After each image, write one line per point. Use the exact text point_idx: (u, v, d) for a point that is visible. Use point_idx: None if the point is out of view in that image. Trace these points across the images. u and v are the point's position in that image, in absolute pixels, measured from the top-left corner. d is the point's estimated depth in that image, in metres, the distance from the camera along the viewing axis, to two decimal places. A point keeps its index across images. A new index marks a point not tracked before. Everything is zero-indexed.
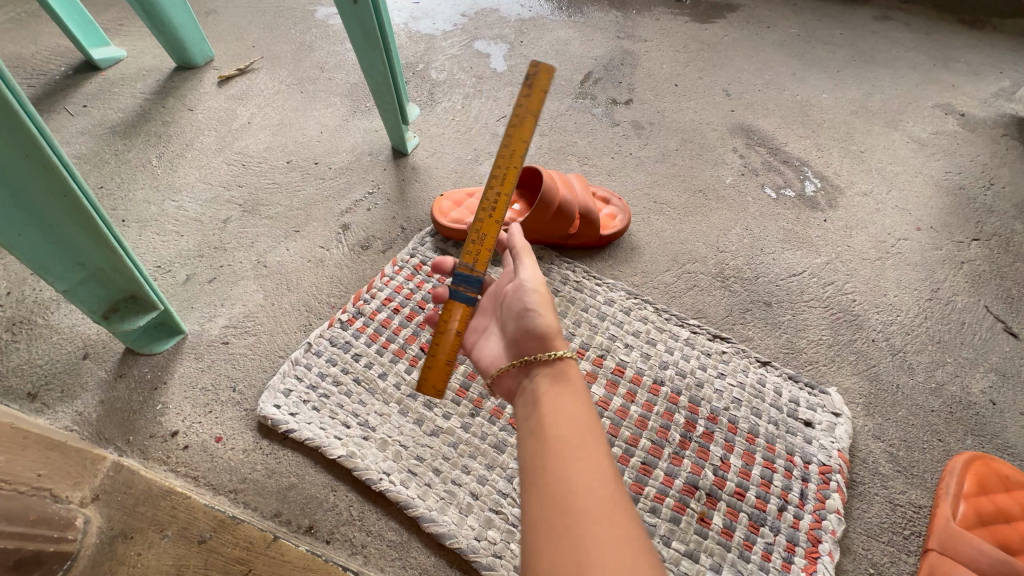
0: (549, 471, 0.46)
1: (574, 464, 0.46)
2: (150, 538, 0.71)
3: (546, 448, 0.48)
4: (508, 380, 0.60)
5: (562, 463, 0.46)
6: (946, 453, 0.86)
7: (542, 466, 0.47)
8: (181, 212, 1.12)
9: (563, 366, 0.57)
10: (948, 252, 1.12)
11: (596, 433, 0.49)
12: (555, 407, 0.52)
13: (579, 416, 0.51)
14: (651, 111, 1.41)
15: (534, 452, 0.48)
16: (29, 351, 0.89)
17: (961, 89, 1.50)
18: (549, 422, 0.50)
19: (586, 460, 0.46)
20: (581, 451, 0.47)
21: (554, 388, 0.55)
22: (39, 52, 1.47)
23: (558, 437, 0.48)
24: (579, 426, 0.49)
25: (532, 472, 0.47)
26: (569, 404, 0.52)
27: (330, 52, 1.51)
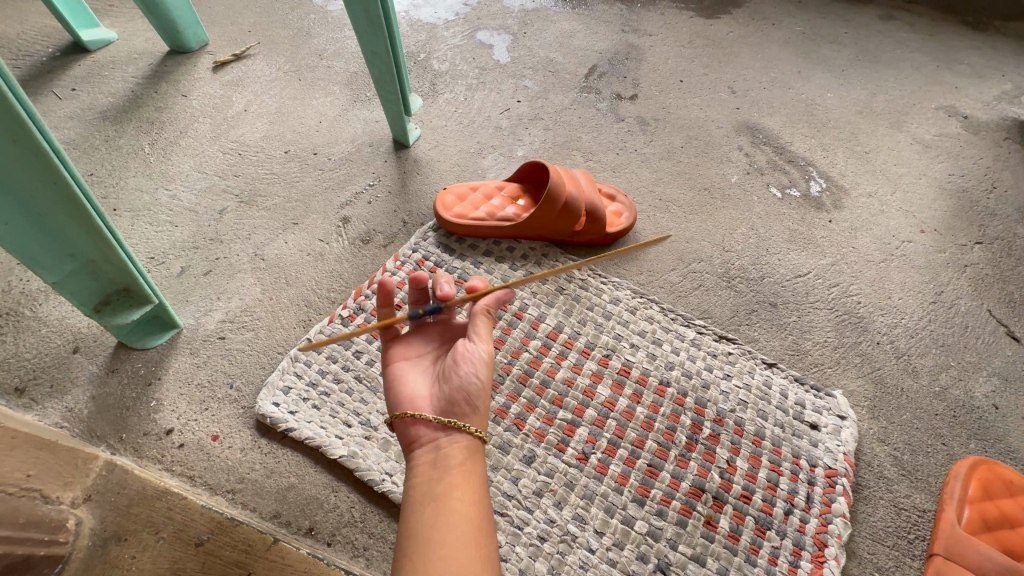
0: (435, 551, 0.48)
1: (462, 551, 0.48)
2: (144, 540, 0.69)
3: (441, 524, 0.50)
4: (417, 427, 0.59)
5: (451, 545, 0.49)
6: (950, 457, 0.86)
7: (424, 540, 0.49)
8: (175, 202, 1.09)
9: (478, 441, 0.59)
10: (952, 255, 1.12)
11: (480, 514, 0.52)
12: (463, 481, 0.54)
13: (480, 499, 0.53)
14: (657, 107, 1.39)
15: (427, 523, 0.50)
16: (16, 344, 0.86)
17: (964, 92, 1.49)
18: (453, 494, 0.53)
19: (474, 551, 0.49)
20: (473, 540, 0.50)
21: (467, 460, 0.56)
22: (25, 32, 1.42)
23: (447, 513, 0.51)
24: (468, 505, 0.52)
25: (419, 543, 0.49)
26: (465, 478, 0.55)
27: (329, 39, 1.47)
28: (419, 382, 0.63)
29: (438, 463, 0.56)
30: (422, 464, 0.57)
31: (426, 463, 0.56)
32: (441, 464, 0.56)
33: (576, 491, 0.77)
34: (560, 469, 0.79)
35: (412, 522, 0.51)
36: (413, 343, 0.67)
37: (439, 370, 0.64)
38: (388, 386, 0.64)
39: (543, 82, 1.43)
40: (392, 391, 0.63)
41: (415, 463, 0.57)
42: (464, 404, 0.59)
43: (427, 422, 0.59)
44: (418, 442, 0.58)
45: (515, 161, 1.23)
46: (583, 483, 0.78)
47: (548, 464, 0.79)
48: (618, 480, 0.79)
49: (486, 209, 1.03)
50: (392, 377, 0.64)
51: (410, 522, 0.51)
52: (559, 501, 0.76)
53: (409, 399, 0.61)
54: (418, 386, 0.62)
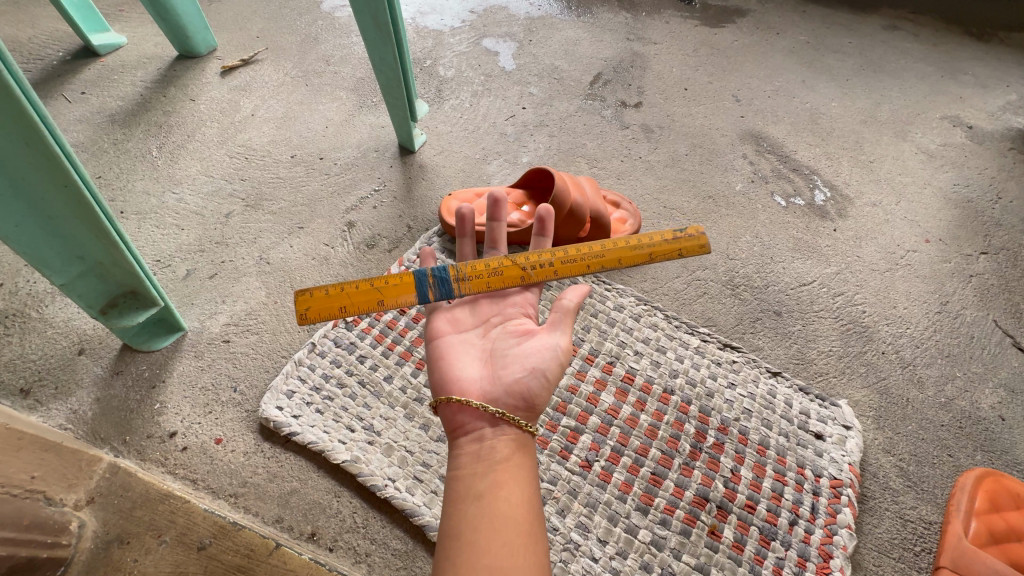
0: (483, 550, 0.47)
1: (509, 551, 0.47)
2: (147, 543, 0.69)
3: (486, 525, 0.49)
4: (465, 414, 0.57)
5: (498, 544, 0.47)
6: (956, 468, 0.85)
7: (469, 543, 0.48)
8: (181, 206, 1.09)
9: (527, 438, 0.58)
10: (957, 265, 1.12)
11: (528, 516, 0.51)
12: (508, 479, 0.53)
13: (526, 496, 0.52)
14: (661, 115, 1.40)
15: (472, 522, 0.49)
16: (21, 345, 0.86)
17: (969, 102, 1.49)
18: (499, 491, 0.52)
19: (524, 548, 0.48)
20: (522, 539, 0.49)
21: (513, 456, 0.55)
22: (36, 36, 1.43)
23: (494, 517, 0.49)
24: (516, 507, 0.51)
25: (462, 543, 0.48)
26: (511, 480, 0.53)
27: (336, 45, 1.48)
28: (470, 361, 0.62)
29: (482, 457, 0.55)
30: (465, 455, 0.56)
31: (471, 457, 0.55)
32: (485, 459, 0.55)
33: (580, 498, 0.77)
34: (564, 476, 0.79)
35: (456, 520, 0.50)
36: (461, 321, 0.66)
37: (493, 352, 0.62)
38: (433, 359, 0.63)
39: (548, 89, 1.43)
40: (439, 366, 0.62)
41: (459, 454, 0.56)
42: (518, 394, 0.58)
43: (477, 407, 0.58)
44: (463, 430, 0.57)
45: (520, 167, 1.24)
46: (587, 490, 0.78)
47: (552, 471, 0.79)
48: (622, 488, 0.78)
49: (491, 215, 1.03)
50: (439, 353, 0.63)
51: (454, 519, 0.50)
52: (562, 509, 0.76)
53: (461, 380, 0.60)
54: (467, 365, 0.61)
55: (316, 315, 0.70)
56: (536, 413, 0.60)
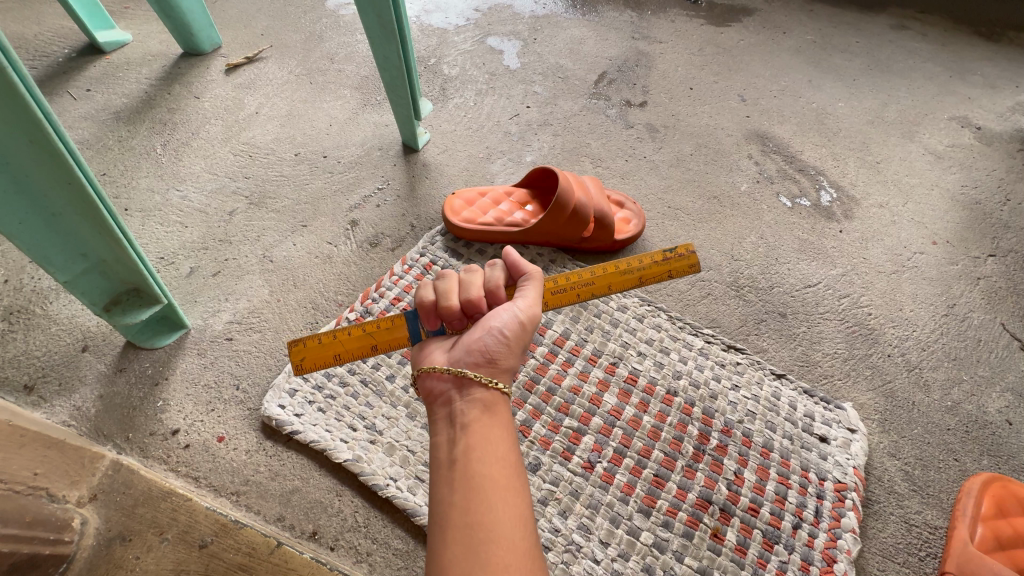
0: (471, 504, 0.44)
1: (498, 501, 0.44)
2: (149, 541, 0.69)
3: (465, 487, 0.45)
4: (431, 381, 0.55)
5: (489, 512, 0.43)
6: (963, 473, 0.84)
7: (455, 508, 0.44)
8: (185, 203, 1.09)
9: (498, 396, 0.52)
10: (964, 267, 1.11)
11: (509, 466, 0.47)
12: (484, 437, 0.48)
13: (505, 451, 0.48)
14: (666, 114, 1.39)
15: (451, 489, 0.45)
16: (26, 342, 0.86)
17: (978, 102, 1.48)
18: (476, 458, 0.47)
19: (511, 492, 0.45)
20: (508, 483, 0.45)
21: (486, 416, 0.50)
22: (42, 33, 1.43)
23: (473, 477, 0.45)
24: (494, 462, 0.46)
25: (449, 511, 0.44)
26: (486, 439, 0.48)
27: (341, 43, 1.48)
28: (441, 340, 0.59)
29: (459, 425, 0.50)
30: (439, 423, 0.52)
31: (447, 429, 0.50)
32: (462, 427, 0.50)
33: (582, 500, 0.77)
34: (566, 477, 0.78)
35: (436, 485, 0.46)
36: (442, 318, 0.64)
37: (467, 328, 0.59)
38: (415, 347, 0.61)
39: (553, 88, 1.43)
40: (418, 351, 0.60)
41: (434, 423, 0.52)
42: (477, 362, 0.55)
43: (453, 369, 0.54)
44: (432, 398, 0.54)
45: (524, 166, 1.23)
46: (588, 492, 0.77)
47: (553, 472, 0.79)
48: (624, 489, 0.78)
49: (495, 214, 1.03)
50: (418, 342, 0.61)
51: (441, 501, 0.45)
52: (564, 510, 0.76)
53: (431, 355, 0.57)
54: (441, 343, 0.58)
55: (313, 364, 0.70)
56: (505, 372, 0.54)
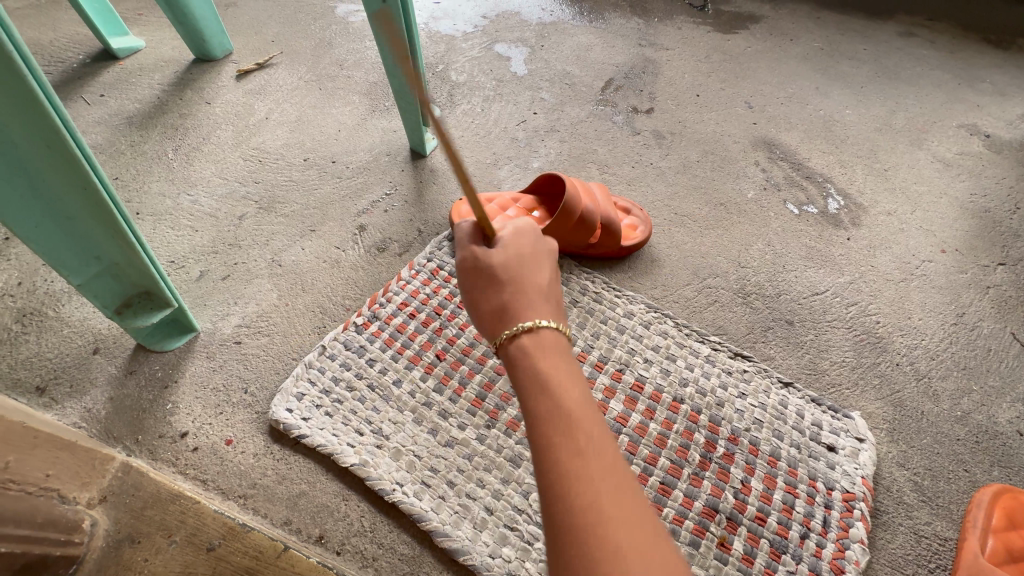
0: (582, 469, 0.41)
1: (602, 457, 0.42)
2: (157, 543, 0.69)
3: (568, 460, 0.42)
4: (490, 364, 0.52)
5: (601, 479, 0.41)
6: (973, 484, 0.84)
7: (566, 484, 0.41)
8: (195, 207, 1.11)
9: (550, 334, 0.52)
10: (974, 276, 1.10)
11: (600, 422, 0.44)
12: (564, 398, 0.46)
13: (588, 406, 0.46)
14: (673, 121, 1.39)
15: (555, 467, 0.42)
16: (38, 344, 0.88)
17: (987, 110, 1.47)
18: (577, 437, 0.43)
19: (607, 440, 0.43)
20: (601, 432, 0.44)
21: (557, 377, 0.48)
22: (57, 39, 1.46)
23: (573, 447, 0.42)
24: (585, 422, 0.44)
25: (560, 488, 0.41)
26: (566, 399, 0.46)
27: (350, 50, 1.49)
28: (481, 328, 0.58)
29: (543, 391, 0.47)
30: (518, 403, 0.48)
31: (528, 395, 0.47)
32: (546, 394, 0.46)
33: None
34: None
35: (538, 470, 0.43)
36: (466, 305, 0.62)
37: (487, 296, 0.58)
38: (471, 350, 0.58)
39: (559, 95, 1.44)
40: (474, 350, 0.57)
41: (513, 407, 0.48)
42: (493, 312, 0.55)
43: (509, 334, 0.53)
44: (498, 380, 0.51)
45: (531, 172, 1.24)
46: None
47: None
48: None
49: (501, 219, 1.03)
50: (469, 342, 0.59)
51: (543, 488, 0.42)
52: None
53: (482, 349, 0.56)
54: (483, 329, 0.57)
55: None
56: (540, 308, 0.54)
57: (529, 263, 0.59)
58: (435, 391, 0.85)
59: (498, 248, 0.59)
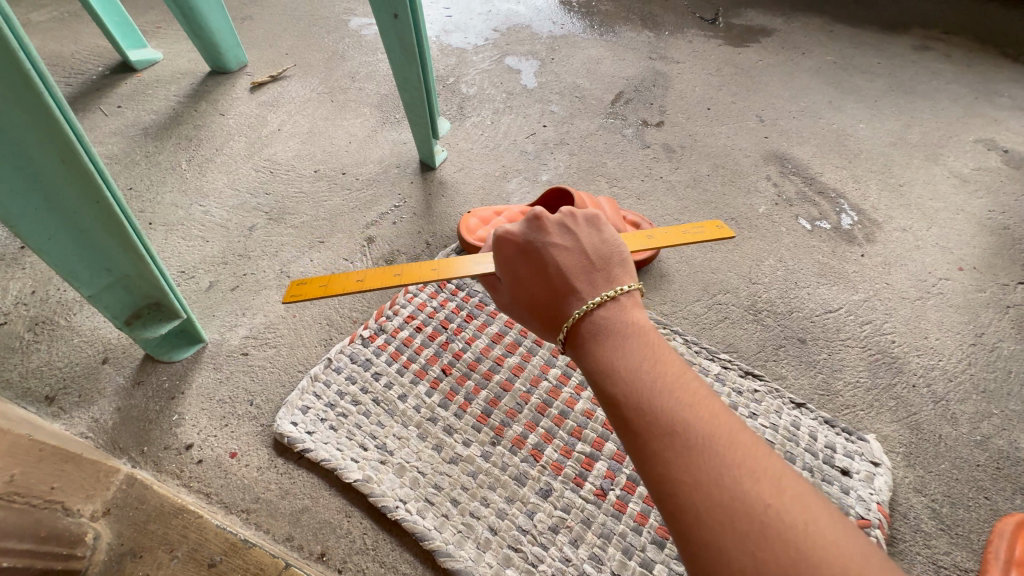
0: (704, 452, 0.40)
1: (721, 437, 0.41)
2: (159, 557, 0.69)
3: (688, 451, 0.40)
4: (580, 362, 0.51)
5: (725, 460, 0.40)
6: (994, 512, 0.81)
7: (691, 481, 0.39)
8: (207, 218, 1.12)
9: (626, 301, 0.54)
10: (993, 295, 1.08)
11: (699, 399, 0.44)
12: (657, 386, 0.45)
13: (680, 386, 0.45)
14: (683, 134, 1.39)
15: (676, 468, 0.40)
16: (49, 353, 0.88)
17: (1005, 125, 1.45)
18: (689, 424, 0.42)
19: (712, 411, 0.43)
20: (706, 406, 0.44)
21: (642, 365, 0.47)
22: (78, 51, 1.49)
23: (683, 436, 0.41)
24: (688, 406, 0.43)
25: (689, 486, 0.39)
26: (662, 390, 0.45)
27: (363, 62, 1.51)
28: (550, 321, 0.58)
29: (639, 406, 0.44)
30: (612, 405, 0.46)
31: (621, 418, 0.44)
32: (645, 406, 0.44)
33: (594, 529, 0.75)
34: (578, 505, 0.77)
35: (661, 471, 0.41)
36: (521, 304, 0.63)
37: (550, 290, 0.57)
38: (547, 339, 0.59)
39: (569, 107, 1.44)
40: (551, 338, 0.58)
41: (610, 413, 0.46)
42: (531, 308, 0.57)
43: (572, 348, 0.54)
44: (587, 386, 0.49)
45: (539, 185, 1.23)
46: (600, 521, 0.75)
47: (565, 498, 0.77)
48: (637, 519, 0.76)
49: None
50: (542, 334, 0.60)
51: (681, 533, 0.39)
52: (576, 539, 0.74)
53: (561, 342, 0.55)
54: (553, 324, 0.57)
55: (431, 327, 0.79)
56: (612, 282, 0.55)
57: (579, 247, 0.58)
58: (441, 406, 0.85)
59: (546, 246, 0.58)
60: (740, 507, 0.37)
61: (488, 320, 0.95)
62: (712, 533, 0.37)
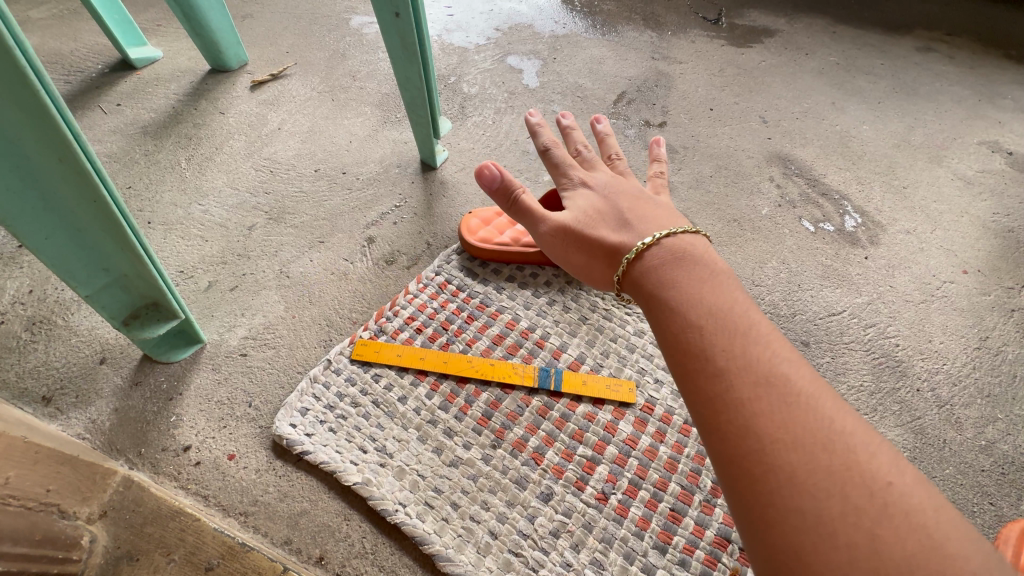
0: (796, 407, 0.39)
1: (811, 396, 0.40)
2: (156, 561, 0.68)
3: (778, 401, 0.40)
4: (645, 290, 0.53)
5: (820, 418, 0.39)
6: (999, 518, 0.80)
7: (780, 427, 0.39)
8: (206, 217, 1.11)
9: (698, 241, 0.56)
10: (997, 298, 1.07)
11: (792, 352, 0.43)
12: (748, 333, 0.44)
13: (777, 340, 0.44)
14: (685, 135, 1.38)
15: (764, 408, 0.40)
16: (46, 352, 0.88)
17: (1009, 127, 1.44)
18: (779, 373, 0.41)
19: (806, 375, 0.42)
20: (798, 366, 0.43)
21: (729, 308, 0.47)
22: (78, 49, 1.49)
23: (775, 384, 0.41)
24: (776, 355, 0.43)
25: (778, 433, 0.38)
26: (752, 338, 0.44)
27: (363, 61, 1.50)
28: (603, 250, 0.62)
29: (729, 350, 0.43)
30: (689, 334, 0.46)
31: (704, 358, 0.44)
32: (735, 354, 0.43)
33: (595, 534, 0.74)
34: (579, 509, 0.76)
35: (743, 409, 0.40)
36: None
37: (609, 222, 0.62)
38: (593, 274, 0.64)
39: (571, 108, 1.43)
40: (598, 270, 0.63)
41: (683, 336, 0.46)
42: (592, 230, 0.62)
43: (635, 283, 0.55)
44: (657, 313, 0.50)
45: (541, 185, 1.23)
46: (602, 525, 0.75)
47: (566, 502, 0.76)
48: (639, 524, 0.75)
49: (511, 235, 1.03)
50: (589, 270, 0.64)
51: (762, 486, 0.37)
52: (577, 544, 0.73)
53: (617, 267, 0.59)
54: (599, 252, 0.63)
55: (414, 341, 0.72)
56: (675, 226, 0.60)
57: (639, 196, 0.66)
58: (441, 408, 0.84)
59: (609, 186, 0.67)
60: (841, 474, 0.36)
61: (489, 322, 0.94)
62: (808, 497, 0.36)
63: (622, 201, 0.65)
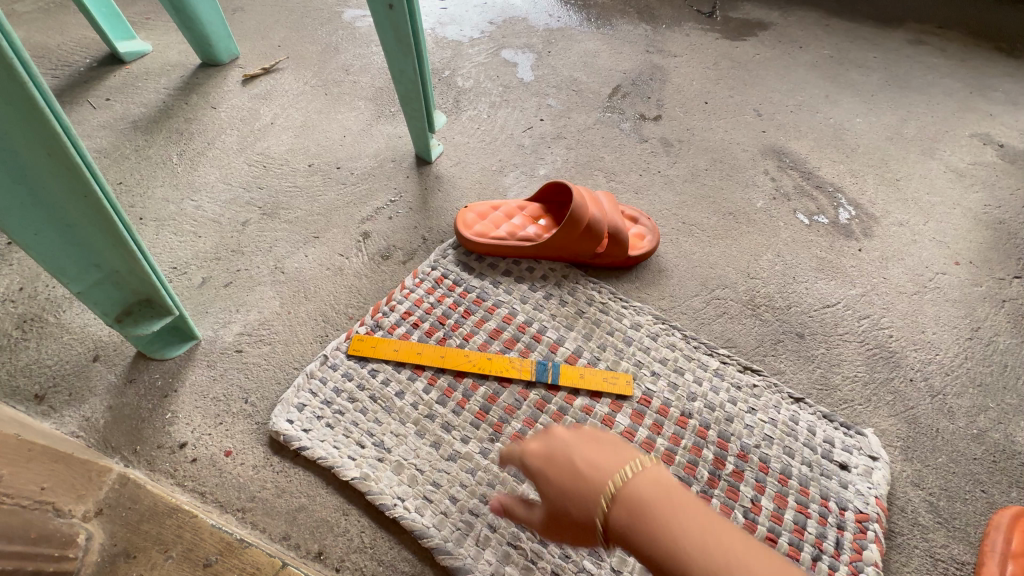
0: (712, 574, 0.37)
1: (712, 541, 0.38)
2: (153, 558, 0.68)
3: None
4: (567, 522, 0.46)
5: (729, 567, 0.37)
6: (991, 505, 0.81)
7: None
8: (199, 213, 1.10)
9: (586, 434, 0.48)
10: (988, 289, 1.08)
11: (676, 499, 0.41)
12: (641, 517, 0.41)
13: (662, 493, 0.41)
14: (681, 128, 1.38)
15: None
16: (38, 350, 0.87)
17: (1000, 119, 1.45)
18: (678, 539, 0.39)
19: (700, 517, 0.40)
20: (687, 511, 0.40)
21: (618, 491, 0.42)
22: (65, 43, 1.46)
23: (681, 557, 0.38)
24: (668, 522, 0.40)
25: None
26: (642, 521, 0.40)
27: (356, 55, 1.49)
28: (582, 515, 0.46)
29: (632, 544, 0.40)
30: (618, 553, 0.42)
31: None
32: (638, 546, 0.40)
33: None
34: None
35: None
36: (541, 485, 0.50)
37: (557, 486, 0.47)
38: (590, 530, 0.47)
39: (566, 101, 1.43)
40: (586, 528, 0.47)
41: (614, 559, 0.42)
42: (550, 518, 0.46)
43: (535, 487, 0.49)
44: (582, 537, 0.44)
45: (537, 179, 1.22)
46: None
47: None
48: None
49: (507, 228, 1.02)
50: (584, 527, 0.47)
51: None
52: None
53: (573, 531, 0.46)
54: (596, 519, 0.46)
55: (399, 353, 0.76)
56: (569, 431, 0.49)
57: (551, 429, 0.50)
58: (438, 402, 0.84)
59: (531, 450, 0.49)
60: None
61: (485, 316, 0.94)
62: None
63: (555, 455, 0.47)
